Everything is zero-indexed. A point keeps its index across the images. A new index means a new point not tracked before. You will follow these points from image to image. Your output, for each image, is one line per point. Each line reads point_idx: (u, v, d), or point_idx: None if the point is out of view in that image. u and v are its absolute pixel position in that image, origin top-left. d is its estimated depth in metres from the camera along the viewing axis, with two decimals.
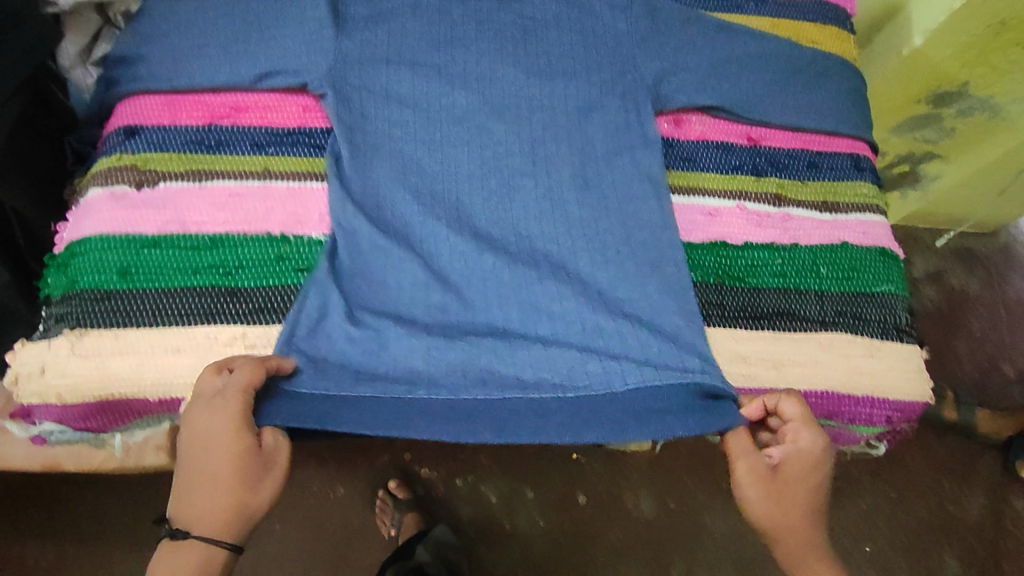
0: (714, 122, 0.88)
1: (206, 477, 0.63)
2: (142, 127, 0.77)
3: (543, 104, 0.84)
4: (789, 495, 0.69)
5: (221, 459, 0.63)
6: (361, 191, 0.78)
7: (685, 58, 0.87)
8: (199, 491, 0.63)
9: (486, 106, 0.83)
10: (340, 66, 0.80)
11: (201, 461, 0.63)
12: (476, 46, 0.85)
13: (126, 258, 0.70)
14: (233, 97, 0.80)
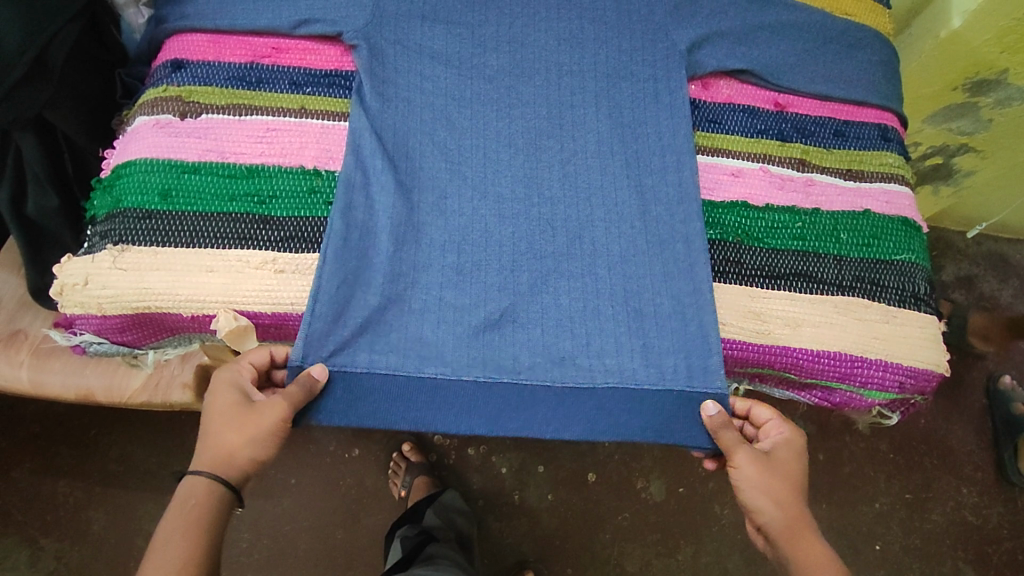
0: (742, 87, 0.89)
1: (211, 438, 0.67)
2: (188, 61, 0.82)
3: (571, 69, 0.85)
4: (786, 479, 0.71)
5: (227, 422, 0.67)
6: (389, 146, 0.78)
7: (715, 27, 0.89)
8: (208, 452, 0.66)
9: (518, 68, 0.84)
10: (375, 21, 0.82)
11: (214, 420, 0.68)
12: (511, 8, 0.87)
13: (167, 182, 0.75)
14: (274, 40, 0.83)
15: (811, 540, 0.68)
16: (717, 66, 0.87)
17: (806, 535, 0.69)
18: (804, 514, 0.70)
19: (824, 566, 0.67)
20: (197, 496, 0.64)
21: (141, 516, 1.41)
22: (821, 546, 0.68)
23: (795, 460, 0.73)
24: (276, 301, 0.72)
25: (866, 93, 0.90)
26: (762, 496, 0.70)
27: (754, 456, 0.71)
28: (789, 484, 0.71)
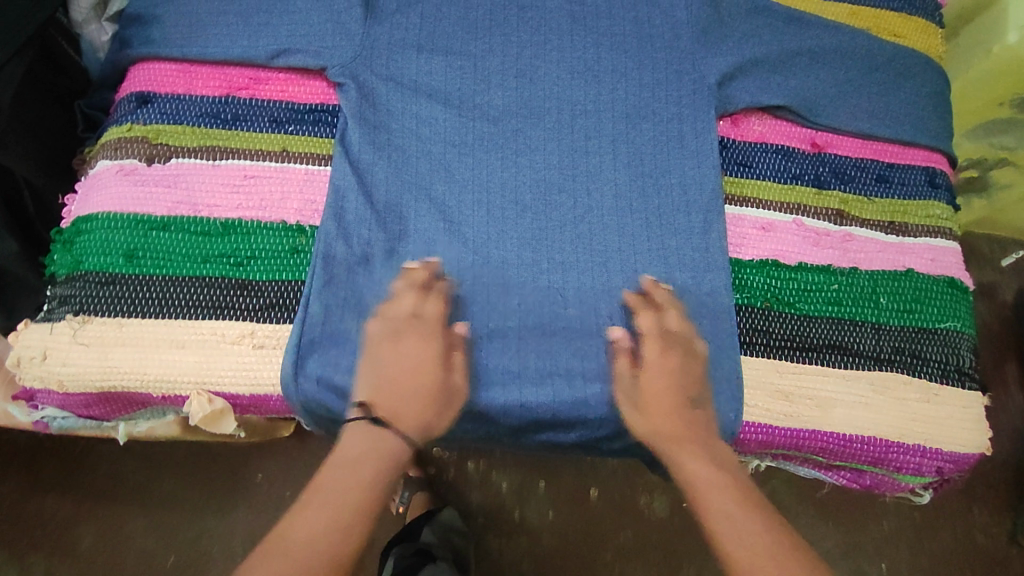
0: (776, 123, 0.80)
1: (414, 391, 0.62)
2: (154, 95, 0.73)
3: (586, 109, 0.78)
4: (665, 386, 0.64)
5: (419, 367, 0.62)
6: (384, 213, 0.71)
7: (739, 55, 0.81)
8: (382, 391, 0.62)
9: (527, 108, 0.77)
10: (365, 54, 0.76)
11: (394, 368, 0.62)
12: (516, 35, 0.79)
13: (134, 241, 0.67)
14: (253, 69, 0.75)
15: (699, 461, 0.62)
16: (748, 102, 0.79)
17: (690, 454, 0.63)
18: (688, 431, 0.64)
19: (717, 500, 0.60)
20: (368, 441, 0.60)
21: (132, 532, 1.23)
22: (711, 478, 0.61)
23: (660, 379, 0.64)
24: (255, 383, 0.65)
25: (913, 131, 0.80)
26: (636, 411, 0.65)
27: (620, 375, 0.67)
28: (659, 371, 0.65)
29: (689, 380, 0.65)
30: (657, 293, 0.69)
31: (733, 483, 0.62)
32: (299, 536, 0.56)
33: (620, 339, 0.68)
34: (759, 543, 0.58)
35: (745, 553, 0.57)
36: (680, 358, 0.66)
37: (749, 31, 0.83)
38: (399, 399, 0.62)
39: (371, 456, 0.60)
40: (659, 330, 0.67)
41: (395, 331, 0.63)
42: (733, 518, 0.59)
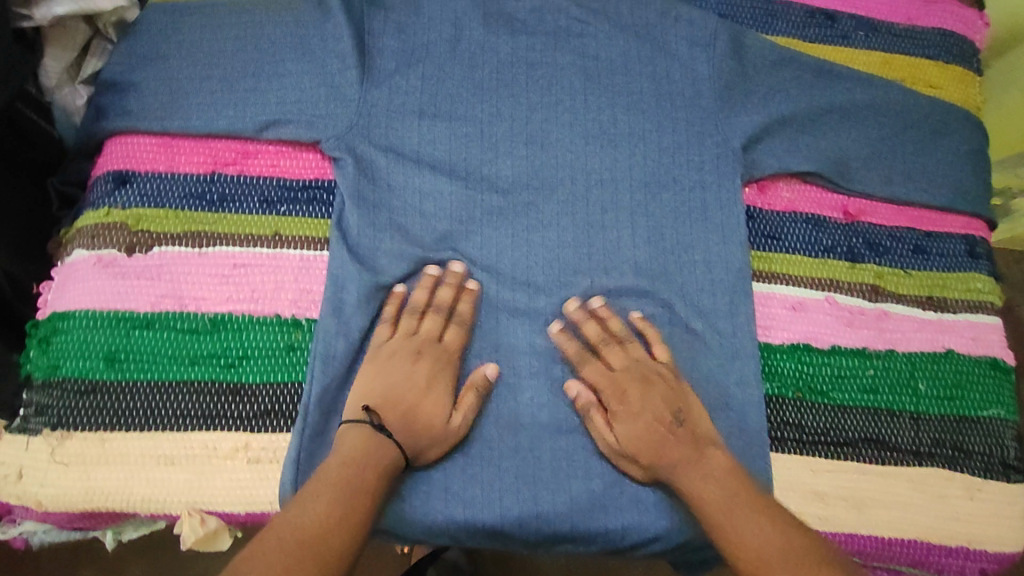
0: (806, 189, 0.75)
1: (414, 416, 0.60)
2: (133, 174, 0.67)
3: (602, 178, 0.72)
4: (636, 427, 0.61)
5: (426, 393, 0.61)
6: (393, 310, 0.65)
7: (768, 112, 0.75)
8: (386, 410, 0.60)
9: (538, 178, 0.72)
10: (362, 123, 0.70)
11: (403, 385, 0.61)
12: (525, 96, 0.74)
13: (115, 341, 0.62)
14: (240, 142, 0.69)
15: (693, 475, 0.59)
16: (777, 168, 0.74)
17: (682, 472, 0.59)
18: (661, 439, 0.60)
19: (718, 510, 0.56)
20: (361, 446, 0.57)
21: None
22: (706, 495, 0.57)
23: (642, 389, 0.63)
24: (250, 501, 0.60)
25: (953, 196, 0.75)
26: (632, 464, 0.62)
27: (607, 443, 0.63)
28: (625, 421, 0.62)
29: (668, 402, 0.62)
30: (585, 323, 0.67)
31: (749, 494, 0.57)
32: (304, 524, 0.51)
33: (580, 396, 0.64)
34: (767, 548, 0.53)
35: (757, 559, 0.53)
36: (641, 391, 0.63)
37: (775, 86, 0.76)
38: (402, 419, 0.59)
39: (374, 465, 0.56)
40: (608, 377, 0.64)
41: (413, 350, 0.63)
42: (738, 522, 0.55)
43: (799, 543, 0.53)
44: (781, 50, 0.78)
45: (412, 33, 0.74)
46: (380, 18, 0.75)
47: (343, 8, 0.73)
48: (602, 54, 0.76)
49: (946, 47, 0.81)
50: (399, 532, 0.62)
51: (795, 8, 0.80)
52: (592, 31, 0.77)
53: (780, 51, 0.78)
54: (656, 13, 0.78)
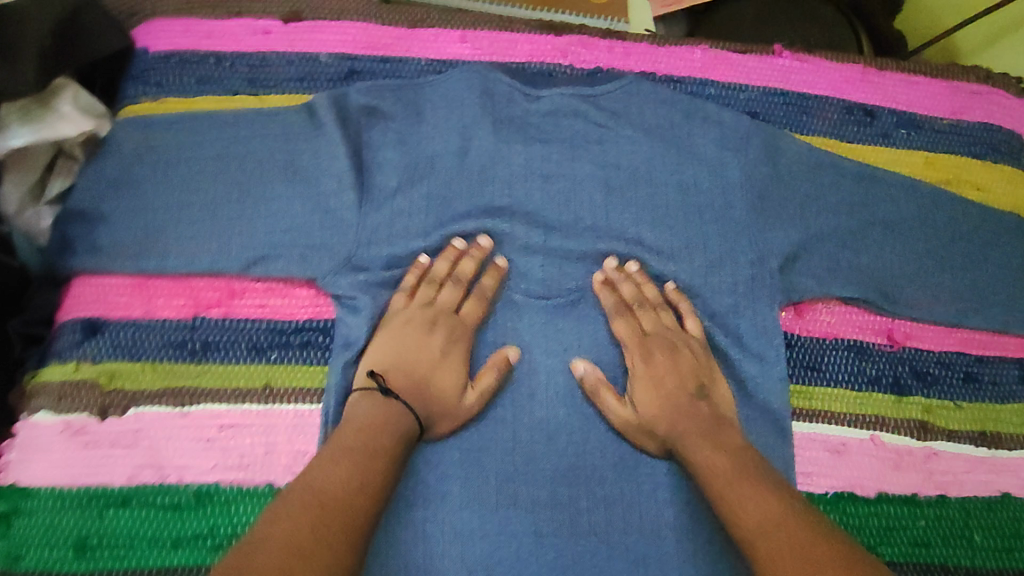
0: (847, 311, 0.69)
1: (431, 383, 0.59)
2: (106, 322, 0.60)
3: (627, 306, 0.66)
4: (655, 394, 0.61)
5: (441, 363, 0.60)
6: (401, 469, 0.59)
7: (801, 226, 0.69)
8: (398, 374, 0.58)
9: (554, 307, 0.66)
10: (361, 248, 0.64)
11: (416, 353, 0.59)
12: (543, 210, 0.67)
13: (87, 523, 0.55)
14: (223, 278, 0.63)
15: (703, 448, 0.56)
16: (816, 290, 0.68)
17: (695, 445, 0.57)
18: (690, 423, 0.58)
19: (722, 484, 0.52)
20: (375, 411, 0.55)
21: None
22: (719, 466, 0.54)
23: (670, 359, 0.62)
24: None
25: (1005, 317, 0.69)
26: (647, 437, 0.61)
27: (621, 417, 0.61)
28: (646, 382, 0.61)
29: (688, 377, 0.61)
30: (623, 283, 0.66)
31: (740, 468, 0.53)
32: (331, 491, 0.47)
33: (588, 373, 0.62)
34: (769, 518, 0.48)
35: (756, 530, 0.48)
36: (667, 359, 0.62)
37: (812, 194, 0.70)
38: (416, 392, 0.58)
39: (382, 426, 0.54)
40: (638, 337, 0.64)
41: (427, 320, 0.61)
42: (739, 497, 0.51)
43: (783, 513, 0.48)
44: (818, 153, 0.71)
45: (414, 143, 0.67)
46: (378, 128, 0.68)
47: (338, 121, 0.67)
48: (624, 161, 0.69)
49: (995, 143, 0.75)
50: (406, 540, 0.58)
51: (831, 104, 0.74)
52: (607, 140, 0.70)
53: (817, 154, 0.71)
54: (681, 113, 0.71)
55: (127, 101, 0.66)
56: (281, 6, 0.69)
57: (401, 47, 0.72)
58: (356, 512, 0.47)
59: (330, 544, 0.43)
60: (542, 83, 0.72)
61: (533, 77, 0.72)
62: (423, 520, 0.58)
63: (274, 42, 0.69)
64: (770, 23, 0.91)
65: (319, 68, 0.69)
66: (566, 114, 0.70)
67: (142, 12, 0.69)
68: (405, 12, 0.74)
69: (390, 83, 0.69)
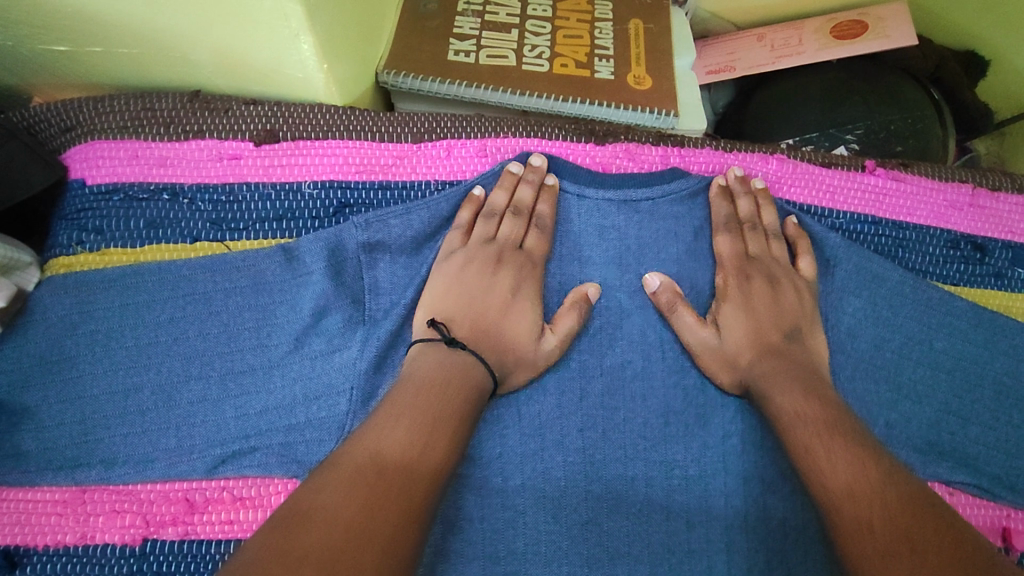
0: (953, 499, 0.54)
1: (501, 331, 0.51)
2: (28, 555, 0.47)
3: (688, 493, 0.51)
4: (746, 326, 0.52)
5: (511, 307, 0.52)
6: None
7: (898, 384, 0.55)
8: (463, 313, 0.51)
9: (599, 496, 0.51)
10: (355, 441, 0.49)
11: (483, 296, 0.52)
12: (576, 358, 0.53)
13: None
14: (177, 484, 0.49)
15: (790, 395, 0.47)
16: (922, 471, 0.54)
17: (781, 387, 0.48)
18: (780, 364, 0.50)
19: (809, 436, 0.44)
20: (442, 366, 0.47)
21: None
22: (810, 414, 0.45)
23: (767, 286, 0.53)
24: None
25: None
26: (722, 368, 0.52)
27: (700, 340, 0.52)
28: (737, 309, 0.53)
29: (784, 315, 0.52)
30: (742, 197, 0.57)
31: (827, 417, 0.44)
32: (391, 457, 0.40)
33: (662, 287, 0.53)
34: (860, 478, 0.40)
35: (841, 492, 0.40)
36: (765, 289, 0.53)
37: (916, 336, 0.56)
38: (487, 338, 0.50)
39: (445, 395, 0.45)
40: (738, 259, 0.55)
41: (492, 259, 0.53)
42: (823, 450, 0.42)
43: (882, 473, 0.40)
44: (920, 287, 0.57)
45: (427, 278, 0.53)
46: (386, 265, 0.54)
47: (328, 273, 0.52)
48: (688, 287, 0.55)
49: None
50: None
51: (932, 235, 0.60)
52: (667, 258, 0.56)
53: (920, 288, 0.57)
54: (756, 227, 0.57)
55: (58, 251, 0.54)
56: (253, 123, 0.55)
57: (405, 168, 0.57)
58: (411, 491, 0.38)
59: (382, 516, 0.36)
60: (585, 178, 0.58)
61: (575, 168, 0.57)
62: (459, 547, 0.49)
63: (246, 169, 0.55)
64: (838, 101, 0.77)
65: (302, 202, 0.55)
66: (610, 233, 0.56)
67: (75, 129, 0.56)
68: (410, 120, 0.58)
69: (399, 212, 0.54)
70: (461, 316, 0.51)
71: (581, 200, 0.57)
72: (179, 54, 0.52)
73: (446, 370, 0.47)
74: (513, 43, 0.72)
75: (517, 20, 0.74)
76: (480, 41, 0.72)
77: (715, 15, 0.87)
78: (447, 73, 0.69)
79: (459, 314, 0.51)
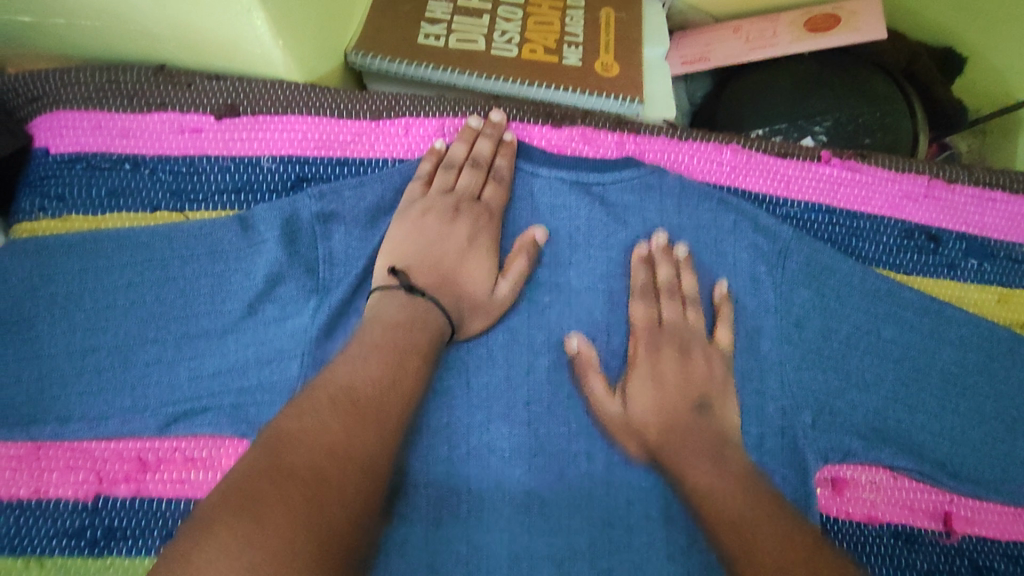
0: (898, 486, 0.56)
1: (460, 279, 0.53)
2: None
3: (628, 468, 0.52)
4: (649, 389, 0.52)
5: (469, 254, 0.54)
6: None
7: (844, 371, 0.56)
8: (425, 264, 0.52)
9: (539, 468, 0.52)
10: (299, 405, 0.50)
11: (441, 243, 0.53)
12: (525, 333, 0.54)
13: None
14: (134, 441, 0.51)
15: (699, 467, 0.47)
16: (862, 455, 0.54)
17: (686, 456, 0.48)
18: (683, 432, 0.49)
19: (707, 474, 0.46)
20: (404, 311, 0.50)
21: None
22: (720, 489, 0.45)
23: (676, 359, 0.52)
24: None
25: None
26: (624, 420, 0.52)
27: (604, 402, 0.52)
28: (645, 381, 0.52)
29: (693, 385, 0.51)
30: (661, 263, 0.55)
31: (710, 451, 0.48)
32: (364, 394, 0.43)
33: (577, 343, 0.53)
34: (714, 483, 0.46)
35: (736, 519, 0.43)
36: (675, 362, 0.52)
37: (865, 323, 0.57)
38: (446, 287, 0.52)
39: (405, 350, 0.47)
40: (655, 314, 0.54)
41: (450, 208, 0.54)
42: (687, 459, 0.48)
43: (733, 476, 0.46)
44: (871, 276, 0.57)
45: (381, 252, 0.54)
46: (340, 237, 0.54)
47: (282, 241, 0.53)
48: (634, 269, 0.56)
49: None
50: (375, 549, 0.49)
51: (887, 225, 0.60)
52: (615, 242, 0.56)
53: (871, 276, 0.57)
54: (708, 212, 0.58)
55: (22, 216, 0.55)
56: (213, 97, 0.56)
57: (364, 145, 0.58)
58: (369, 435, 0.41)
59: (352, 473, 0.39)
60: (539, 157, 0.58)
61: (532, 151, 0.58)
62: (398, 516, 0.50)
63: (207, 142, 0.56)
64: (808, 94, 0.77)
65: (261, 176, 0.56)
66: (562, 212, 0.57)
67: (41, 99, 0.57)
68: (369, 97, 0.59)
69: (353, 183, 0.56)
70: (420, 259, 0.53)
71: (534, 177, 0.58)
72: (140, 29, 0.53)
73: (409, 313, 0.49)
74: (484, 28, 0.73)
75: (489, 6, 0.75)
76: (451, 25, 0.73)
77: (693, 6, 0.88)
78: (415, 56, 0.70)
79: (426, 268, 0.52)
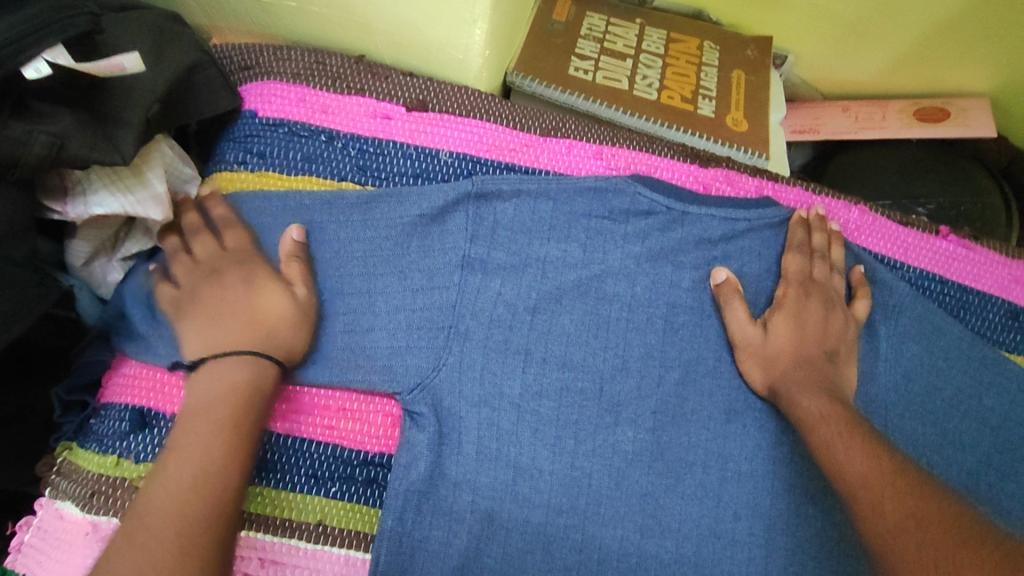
0: None
1: (267, 316, 0.53)
2: (158, 417, 0.54)
3: (737, 484, 0.55)
4: (792, 336, 0.56)
5: (265, 285, 0.54)
6: None
7: (946, 429, 0.59)
8: (246, 328, 0.52)
9: (657, 466, 0.55)
10: (451, 373, 0.55)
11: (234, 297, 0.53)
12: (659, 347, 0.58)
13: None
14: (292, 385, 0.56)
15: (849, 452, 0.48)
16: None
17: (807, 391, 0.53)
18: (810, 374, 0.55)
19: (832, 434, 0.50)
20: (213, 383, 0.49)
21: None
22: (871, 474, 0.45)
23: (818, 309, 0.57)
24: None
25: None
26: (757, 365, 0.56)
27: (747, 336, 0.57)
28: (788, 319, 0.57)
29: (828, 337, 0.57)
30: (818, 231, 0.62)
31: (847, 417, 0.51)
32: (166, 492, 0.44)
33: (726, 281, 0.58)
34: (871, 473, 0.45)
35: (856, 484, 0.45)
36: (820, 310, 0.57)
37: (967, 390, 0.60)
38: (254, 324, 0.52)
39: (245, 384, 0.50)
40: (803, 276, 0.59)
41: (244, 270, 0.55)
42: (842, 450, 0.48)
43: (892, 467, 0.45)
44: (978, 347, 0.62)
45: (533, 243, 0.59)
46: (503, 230, 0.59)
47: (456, 227, 0.59)
48: (764, 301, 0.60)
49: None
50: (503, 513, 0.53)
51: (994, 304, 0.65)
52: (750, 272, 0.61)
53: (977, 347, 0.62)
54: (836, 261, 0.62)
55: (223, 166, 0.62)
56: (406, 92, 0.63)
57: (529, 154, 0.64)
58: (199, 483, 0.44)
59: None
60: (688, 197, 0.63)
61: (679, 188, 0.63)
62: (523, 488, 0.54)
63: (395, 129, 0.62)
64: (913, 177, 0.83)
65: (438, 166, 0.62)
66: (705, 244, 0.61)
67: (254, 68, 0.64)
68: (538, 116, 0.66)
69: (512, 181, 0.60)
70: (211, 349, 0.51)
71: (685, 215, 0.61)
72: (362, 22, 0.60)
73: (225, 370, 0.50)
74: (627, 71, 0.80)
75: (633, 52, 0.82)
76: (599, 63, 0.80)
77: (808, 83, 0.94)
78: (567, 86, 0.77)
79: (207, 339, 0.52)
